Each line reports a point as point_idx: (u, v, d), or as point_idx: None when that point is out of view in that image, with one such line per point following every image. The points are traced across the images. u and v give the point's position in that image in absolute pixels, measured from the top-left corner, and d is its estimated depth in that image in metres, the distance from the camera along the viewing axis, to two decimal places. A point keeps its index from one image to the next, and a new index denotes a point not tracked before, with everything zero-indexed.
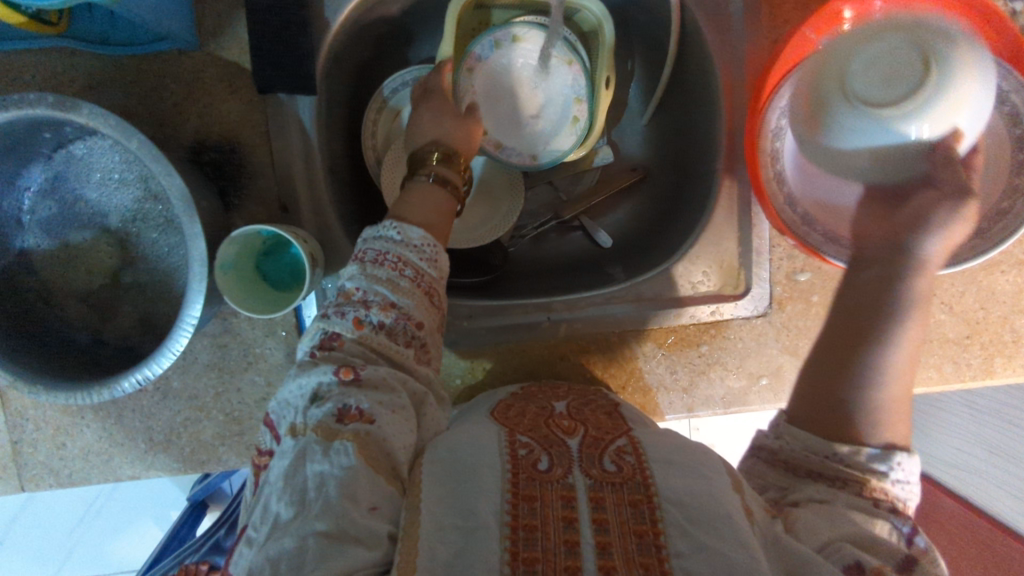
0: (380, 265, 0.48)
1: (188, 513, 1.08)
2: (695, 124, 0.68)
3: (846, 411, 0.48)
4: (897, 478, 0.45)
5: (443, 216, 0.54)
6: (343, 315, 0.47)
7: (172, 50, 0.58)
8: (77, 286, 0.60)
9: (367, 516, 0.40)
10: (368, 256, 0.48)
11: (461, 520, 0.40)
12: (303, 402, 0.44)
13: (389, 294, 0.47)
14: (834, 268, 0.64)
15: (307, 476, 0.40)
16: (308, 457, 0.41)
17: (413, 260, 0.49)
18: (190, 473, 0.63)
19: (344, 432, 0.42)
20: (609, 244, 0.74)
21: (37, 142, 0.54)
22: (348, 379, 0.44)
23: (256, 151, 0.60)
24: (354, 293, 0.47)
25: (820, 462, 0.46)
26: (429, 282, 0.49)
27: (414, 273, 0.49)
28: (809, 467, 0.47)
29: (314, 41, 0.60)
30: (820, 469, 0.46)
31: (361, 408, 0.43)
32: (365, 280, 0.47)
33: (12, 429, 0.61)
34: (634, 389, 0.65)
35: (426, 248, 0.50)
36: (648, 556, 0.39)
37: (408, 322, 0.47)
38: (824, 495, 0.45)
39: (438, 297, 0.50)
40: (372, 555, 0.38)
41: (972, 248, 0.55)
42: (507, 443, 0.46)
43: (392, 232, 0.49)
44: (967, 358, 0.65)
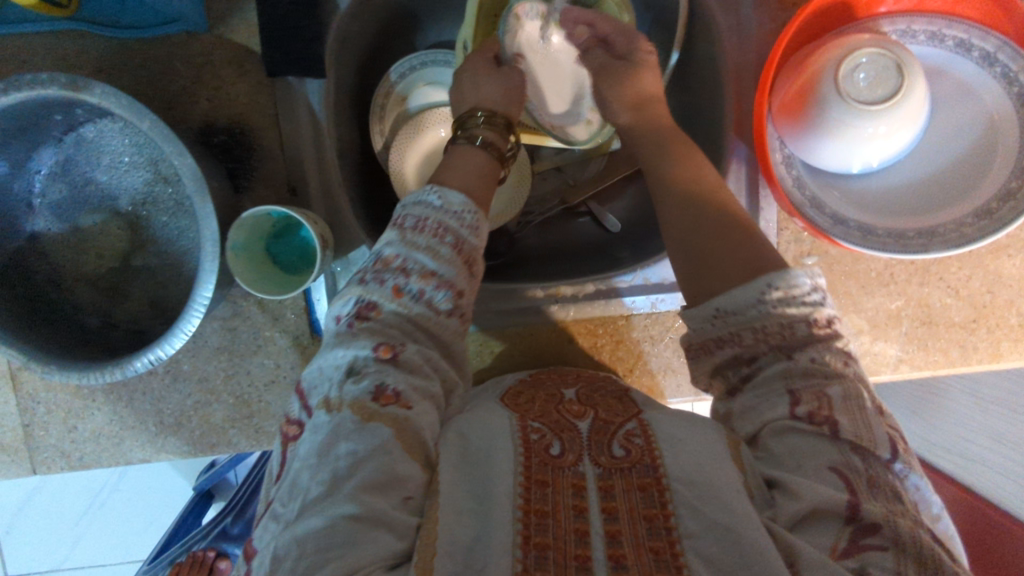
0: (419, 233, 0.47)
1: (194, 503, 1.08)
2: (704, 109, 0.68)
3: (717, 268, 0.46)
4: (781, 298, 0.43)
5: (486, 181, 0.53)
6: (381, 282, 0.47)
7: (181, 33, 0.58)
8: (87, 269, 0.60)
9: (400, 506, 0.40)
10: (406, 222, 0.48)
11: (476, 504, 0.41)
12: (340, 374, 0.44)
13: (430, 263, 0.46)
14: (840, 251, 0.64)
15: (339, 453, 0.40)
16: (341, 433, 0.41)
17: (452, 227, 0.48)
18: (200, 456, 0.63)
19: (382, 413, 0.42)
20: (617, 229, 0.74)
21: (48, 125, 0.54)
22: (385, 356, 0.44)
23: (266, 134, 0.60)
24: (392, 260, 0.47)
25: (710, 331, 0.46)
26: (469, 249, 0.49)
27: (454, 240, 0.48)
28: (712, 338, 0.46)
29: (323, 24, 0.60)
30: (716, 332, 0.45)
31: (397, 390, 0.43)
32: (405, 247, 0.47)
33: (24, 412, 0.61)
34: (641, 372, 0.66)
35: (466, 214, 0.49)
36: (658, 540, 0.39)
37: (448, 290, 0.47)
38: (772, 430, 0.43)
39: (478, 265, 0.50)
40: (400, 545, 0.39)
41: (981, 230, 0.55)
42: (518, 428, 0.46)
43: (431, 198, 0.48)
44: (973, 342, 0.65)
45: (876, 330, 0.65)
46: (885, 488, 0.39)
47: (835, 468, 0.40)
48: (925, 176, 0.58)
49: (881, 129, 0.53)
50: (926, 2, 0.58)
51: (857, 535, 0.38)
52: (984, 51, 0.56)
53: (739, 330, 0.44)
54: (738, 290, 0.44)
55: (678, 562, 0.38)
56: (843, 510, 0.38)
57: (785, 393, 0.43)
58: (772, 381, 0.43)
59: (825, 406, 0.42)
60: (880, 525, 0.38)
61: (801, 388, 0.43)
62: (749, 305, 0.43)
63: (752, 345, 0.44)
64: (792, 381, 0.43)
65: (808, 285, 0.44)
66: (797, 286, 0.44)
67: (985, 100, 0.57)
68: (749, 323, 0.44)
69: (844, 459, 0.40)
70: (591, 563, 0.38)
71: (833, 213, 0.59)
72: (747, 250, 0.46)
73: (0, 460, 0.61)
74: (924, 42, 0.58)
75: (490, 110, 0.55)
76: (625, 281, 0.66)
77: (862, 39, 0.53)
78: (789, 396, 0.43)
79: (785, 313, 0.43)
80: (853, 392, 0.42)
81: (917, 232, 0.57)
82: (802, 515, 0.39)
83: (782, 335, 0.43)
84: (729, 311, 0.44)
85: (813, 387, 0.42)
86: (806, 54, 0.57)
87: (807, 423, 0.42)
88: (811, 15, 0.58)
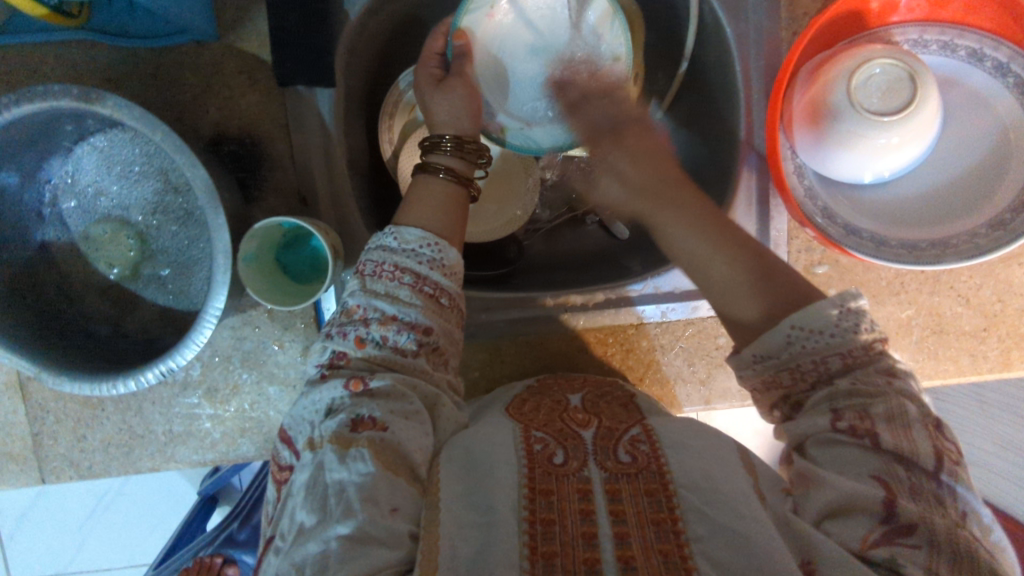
0: (378, 278, 0.48)
1: (199, 508, 1.08)
2: (715, 117, 0.68)
3: (730, 304, 0.48)
4: (809, 335, 0.44)
5: (451, 213, 0.52)
6: (344, 334, 0.47)
7: (191, 42, 0.58)
8: (98, 278, 0.60)
9: (388, 517, 0.40)
10: (366, 270, 0.48)
11: (480, 516, 0.41)
12: (318, 417, 0.45)
13: (389, 308, 0.47)
14: (851, 260, 0.64)
15: (326, 485, 0.40)
16: (326, 466, 0.41)
17: (409, 265, 0.48)
18: (210, 464, 0.63)
19: (358, 439, 0.42)
20: (626, 235, 0.73)
21: (58, 136, 0.54)
22: (357, 390, 0.45)
23: (276, 144, 0.60)
24: (354, 311, 0.48)
25: (752, 375, 0.46)
26: (432, 285, 0.48)
27: (412, 279, 0.48)
28: (756, 382, 0.47)
29: (334, 33, 0.59)
30: (756, 376, 0.46)
31: (374, 416, 0.43)
32: (365, 295, 0.47)
33: (33, 421, 0.61)
34: (652, 380, 0.66)
35: (423, 249, 0.49)
36: (666, 543, 0.39)
37: (412, 331, 0.47)
38: (813, 443, 0.43)
39: (447, 298, 0.49)
40: (394, 555, 0.39)
41: (994, 240, 0.54)
42: (522, 439, 0.46)
43: (389, 239, 0.49)
44: (983, 350, 0.65)
45: (887, 339, 0.65)
46: (927, 494, 0.39)
47: (876, 474, 0.40)
48: (939, 185, 0.58)
49: (897, 141, 0.53)
50: (939, 12, 0.57)
51: (892, 533, 0.38)
52: (997, 61, 0.56)
53: (777, 373, 0.45)
54: (766, 335, 0.45)
55: (687, 565, 0.38)
56: (877, 509, 0.39)
57: (827, 411, 0.43)
58: (818, 404, 0.43)
59: (866, 421, 0.41)
60: (917, 523, 0.38)
61: (844, 406, 0.42)
62: (781, 347, 0.44)
63: (795, 382, 0.45)
64: (835, 400, 0.43)
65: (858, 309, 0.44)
66: (826, 316, 0.44)
67: (997, 110, 0.57)
68: (784, 364, 0.44)
69: (887, 468, 0.40)
70: (600, 566, 0.38)
71: (844, 223, 0.59)
72: (768, 286, 0.46)
73: (9, 470, 0.61)
74: (936, 52, 0.58)
75: (457, 136, 0.55)
76: (636, 289, 0.66)
77: (875, 50, 0.53)
78: (830, 412, 0.42)
79: (821, 347, 0.43)
80: (898, 408, 0.41)
81: (929, 243, 0.57)
82: (829, 508, 0.40)
83: (817, 370, 0.44)
84: (763, 356, 0.45)
85: (855, 407, 0.42)
86: (818, 64, 0.56)
87: (849, 436, 0.41)
88: (822, 25, 0.57)
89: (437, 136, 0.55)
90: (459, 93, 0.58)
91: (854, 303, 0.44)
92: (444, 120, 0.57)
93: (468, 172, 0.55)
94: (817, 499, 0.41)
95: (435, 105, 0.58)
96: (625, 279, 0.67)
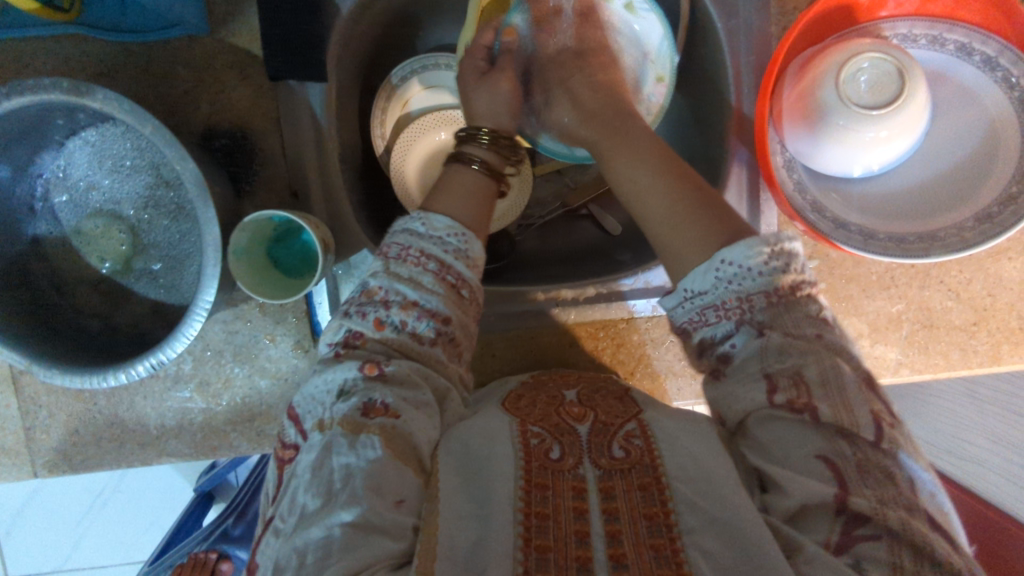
0: (403, 262, 0.48)
1: (194, 504, 1.08)
2: (706, 112, 0.68)
3: (674, 251, 0.48)
4: (737, 271, 0.44)
5: (478, 202, 0.54)
6: (364, 314, 0.48)
7: (183, 36, 0.58)
8: (90, 272, 0.61)
9: (394, 510, 0.40)
10: (391, 253, 0.49)
11: (478, 508, 0.41)
12: (330, 397, 0.45)
13: (411, 292, 0.47)
14: (841, 255, 0.64)
15: (333, 468, 0.41)
16: (335, 449, 0.41)
17: (434, 253, 0.49)
18: (203, 458, 0.63)
19: (370, 425, 0.42)
20: (618, 231, 0.74)
21: (49, 129, 0.54)
22: (372, 374, 0.45)
23: (268, 138, 0.61)
24: (376, 292, 0.48)
25: (686, 315, 0.47)
26: (455, 275, 0.49)
27: (437, 266, 0.48)
28: (687, 321, 0.47)
29: (325, 27, 0.60)
30: (687, 315, 0.47)
31: (386, 403, 0.43)
32: (388, 279, 0.48)
33: (26, 415, 0.61)
34: (643, 375, 0.66)
35: (450, 238, 0.50)
36: (658, 538, 0.39)
37: (433, 318, 0.48)
38: (754, 418, 0.43)
39: (467, 289, 0.50)
40: (398, 547, 0.39)
41: (982, 233, 0.55)
42: (518, 433, 0.46)
43: (417, 225, 0.50)
44: (973, 345, 0.65)
45: (877, 333, 0.65)
46: (874, 471, 0.39)
47: (823, 456, 0.40)
48: (927, 179, 0.58)
49: (884, 134, 0.53)
50: (928, 6, 0.58)
51: (850, 526, 0.38)
52: (985, 55, 0.56)
53: (704, 310, 0.46)
54: (694, 271, 0.46)
55: (679, 558, 0.38)
56: (832, 502, 0.39)
57: (761, 377, 0.43)
58: (746, 364, 0.43)
59: (804, 393, 0.41)
60: (870, 516, 0.38)
61: (778, 373, 0.42)
62: (710, 281, 0.45)
63: (721, 323, 0.45)
64: (768, 366, 0.43)
65: (789, 252, 0.45)
66: (755, 256, 0.44)
67: (987, 105, 0.57)
68: (713, 301, 0.45)
69: (832, 447, 0.40)
70: (592, 564, 0.38)
71: (834, 217, 0.59)
72: (706, 223, 0.47)
73: (1, 463, 0.61)
74: (925, 46, 0.59)
75: (494, 132, 0.57)
76: (628, 283, 0.66)
77: (864, 44, 0.53)
78: (764, 378, 0.43)
79: (745, 287, 0.44)
80: (830, 369, 0.42)
81: (917, 236, 0.57)
82: (794, 509, 0.40)
83: (743, 309, 0.44)
84: (693, 292, 0.46)
85: (788, 372, 0.42)
86: (807, 59, 0.57)
87: (786, 410, 0.42)
88: (811, 20, 0.58)
89: (473, 127, 0.57)
90: (504, 92, 0.60)
91: (786, 245, 0.45)
92: (483, 113, 0.60)
93: (496, 163, 0.57)
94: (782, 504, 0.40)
95: (476, 98, 0.60)
96: (618, 272, 0.67)
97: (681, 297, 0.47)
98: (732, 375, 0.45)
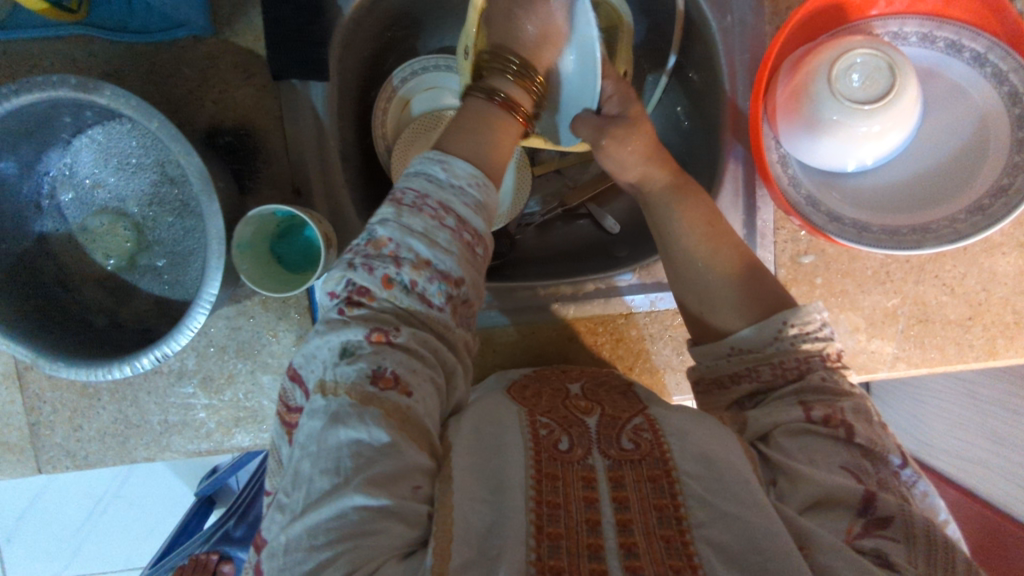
0: (416, 213, 0.45)
1: (196, 508, 1.08)
2: (702, 112, 0.69)
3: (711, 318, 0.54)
4: (796, 334, 0.50)
5: (495, 143, 0.52)
6: (371, 270, 0.44)
7: (189, 37, 0.59)
8: (94, 269, 0.62)
9: (412, 496, 0.40)
10: (405, 199, 0.45)
11: (489, 493, 0.42)
12: (333, 358, 0.43)
13: (425, 251, 0.44)
14: (837, 250, 0.65)
15: (338, 441, 0.39)
16: (342, 420, 0.40)
17: (454, 205, 0.46)
18: (205, 454, 0.64)
19: (381, 398, 0.41)
20: (617, 229, 0.74)
21: (56, 127, 0.55)
22: (379, 341, 0.43)
23: (270, 135, 0.61)
24: (385, 245, 0.44)
25: (725, 367, 0.52)
26: (471, 232, 0.47)
27: (455, 221, 0.46)
28: (727, 373, 0.52)
29: (327, 29, 0.61)
30: (731, 368, 0.52)
31: (396, 373, 0.42)
32: (399, 231, 0.44)
33: (30, 411, 0.62)
34: (642, 370, 0.67)
35: (471, 188, 0.48)
36: (668, 529, 0.40)
37: (444, 281, 0.45)
38: (783, 433, 0.47)
39: (481, 247, 0.48)
40: (413, 532, 0.40)
41: (973, 225, 0.56)
42: (527, 424, 0.46)
43: (436, 169, 0.48)
44: (969, 339, 0.66)
45: (873, 328, 0.66)
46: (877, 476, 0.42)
47: (847, 467, 0.44)
48: (917, 173, 0.59)
49: (874, 130, 0.54)
50: (917, 4, 0.59)
51: (870, 525, 0.41)
52: (975, 51, 0.58)
53: (758, 365, 0.50)
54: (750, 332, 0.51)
55: (689, 551, 0.39)
56: (855, 503, 0.42)
57: (797, 403, 0.47)
58: (786, 398, 0.49)
59: (839, 412, 0.46)
60: (893, 517, 0.41)
61: (813, 399, 0.47)
62: (767, 341, 0.50)
63: (772, 379, 0.50)
64: (804, 394, 0.48)
65: (821, 319, 0.50)
66: (809, 321, 0.50)
67: (977, 101, 0.58)
68: (767, 358, 0.50)
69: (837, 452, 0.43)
70: (603, 551, 0.38)
71: (829, 211, 0.60)
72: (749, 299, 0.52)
73: (6, 459, 0.62)
74: (916, 43, 0.60)
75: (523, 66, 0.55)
76: (625, 279, 0.67)
77: (855, 41, 0.54)
78: (802, 405, 0.47)
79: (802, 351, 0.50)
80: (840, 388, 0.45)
81: (910, 228, 0.58)
82: (815, 498, 0.42)
83: (799, 369, 0.49)
84: (745, 348, 0.51)
85: (824, 400, 0.47)
86: (799, 57, 0.58)
87: (823, 426, 0.46)
88: (802, 18, 0.59)
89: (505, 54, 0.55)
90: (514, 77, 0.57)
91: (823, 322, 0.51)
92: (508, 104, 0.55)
93: (529, 104, 0.56)
94: (798, 494, 0.43)
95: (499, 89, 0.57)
96: (615, 268, 0.68)
97: (729, 353, 0.52)
98: (768, 405, 0.49)
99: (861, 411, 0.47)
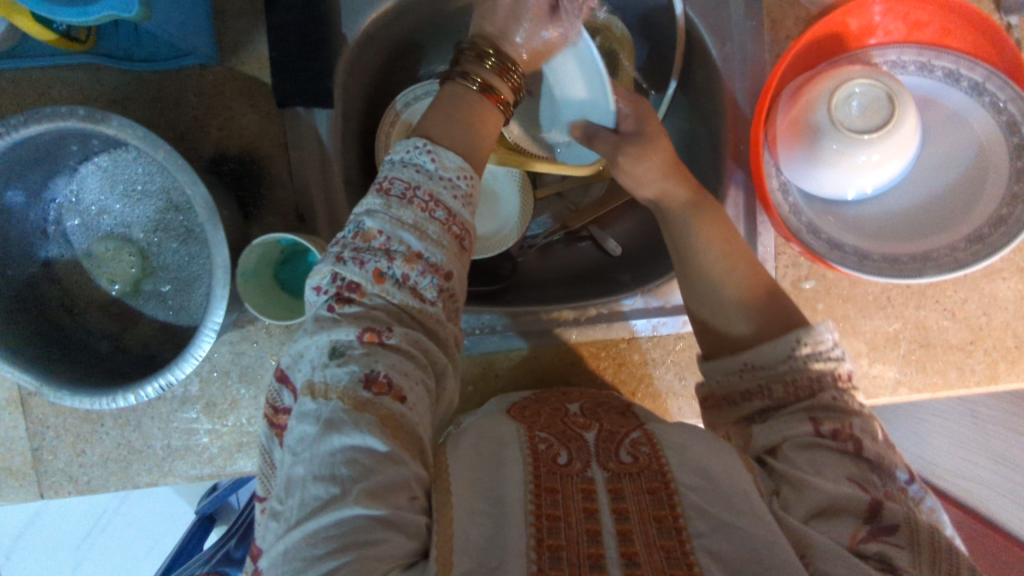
0: (407, 204, 0.45)
1: (195, 527, 1.07)
2: (703, 137, 0.70)
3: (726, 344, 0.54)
4: (810, 353, 0.50)
5: (480, 132, 0.51)
6: (361, 263, 0.44)
7: (195, 65, 0.60)
8: (99, 294, 0.62)
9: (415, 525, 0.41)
10: (394, 190, 0.45)
11: (491, 505, 0.41)
12: (323, 358, 0.42)
13: (415, 244, 0.44)
14: (837, 275, 0.65)
15: (335, 447, 0.39)
16: (337, 426, 0.39)
17: (444, 198, 0.46)
18: (207, 478, 0.64)
19: (375, 402, 0.40)
20: (618, 252, 0.75)
21: (63, 155, 0.56)
22: (372, 342, 0.42)
23: (274, 162, 0.62)
24: (374, 237, 0.44)
25: (738, 383, 0.52)
26: (460, 225, 0.47)
27: (445, 214, 0.46)
28: (738, 390, 0.52)
29: (331, 57, 0.61)
30: (743, 385, 0.52)
31: (390, 377, 0.41)
32: (390, 223, 0.44)
33: (33, 436, 0.62)
34: (645, 395, 0.67)
35: (459, 180, 0.48)
36: (668, 539, 0.40)
37: (435, 274, 0.45)
38: (792, 446, 0.47)
39: (468, 241, 0.48)
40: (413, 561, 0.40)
41: (974, 253, 0.56)
42: (525, 440, 0.46)
43: (424, 159, 0.47)
44: (970, 364, 0.66)
45: (875, 353, 0.66)
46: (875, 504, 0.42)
47: (853, 478, 0.44)
48: (917, 201, 0.60)
49: (875, 159, 0.54)
50: (916, 34, 0.60)
51: (878, 532, 0.41)
52: (973, 81, 0.58)
53: (769, 383, 0.50)
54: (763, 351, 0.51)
55: (689, 559, 0.39)
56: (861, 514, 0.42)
57: (808, 419, 0.47)
58: (795, 414, 0.48)
59: (846, 426, 0.46)
60: (898, 526, 0.41)
61: (824, 416, 0.47)
62: (780, 359, 0.50)
63: (784, 397, 0.49)
64: (815, 412, 0.48)
65: (833, 341, 0.50)
66: (825, 340, 0.50)
67: (975, 130, 0.58)
68: (780, 375, 0.50)
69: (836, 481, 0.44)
70: (604, 561, 0.38)
71: (829, 239, 0.60)
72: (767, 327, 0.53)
73: (8, 485, 0.62)
74: (914, 72, 0.60)
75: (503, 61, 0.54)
76: (628, 303, 0.67)
77: (853, 71, 0.55)
78: (811, 420, 0.47)
79: (810, 372, 0.49)
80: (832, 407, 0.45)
81: (911, 257, 0.58)
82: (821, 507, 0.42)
83: (812, 388, 0.49)
84: (757, 365, 0.51)
85: (834, 416, 0.47)
86: (798, 86, 0.58)
87: (832, 440, 0.46)
88: (801, 48, 0.60)
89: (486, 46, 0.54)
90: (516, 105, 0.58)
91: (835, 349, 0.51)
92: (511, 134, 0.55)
93: (507, 92, 0.55)
94: (804, 502, 0.43)
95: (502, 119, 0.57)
96: (619, 293, 0.68)
97: (742, 369, 0.52)
98: (779, 420, 0.49)
99: (869, 429, 0.47)
